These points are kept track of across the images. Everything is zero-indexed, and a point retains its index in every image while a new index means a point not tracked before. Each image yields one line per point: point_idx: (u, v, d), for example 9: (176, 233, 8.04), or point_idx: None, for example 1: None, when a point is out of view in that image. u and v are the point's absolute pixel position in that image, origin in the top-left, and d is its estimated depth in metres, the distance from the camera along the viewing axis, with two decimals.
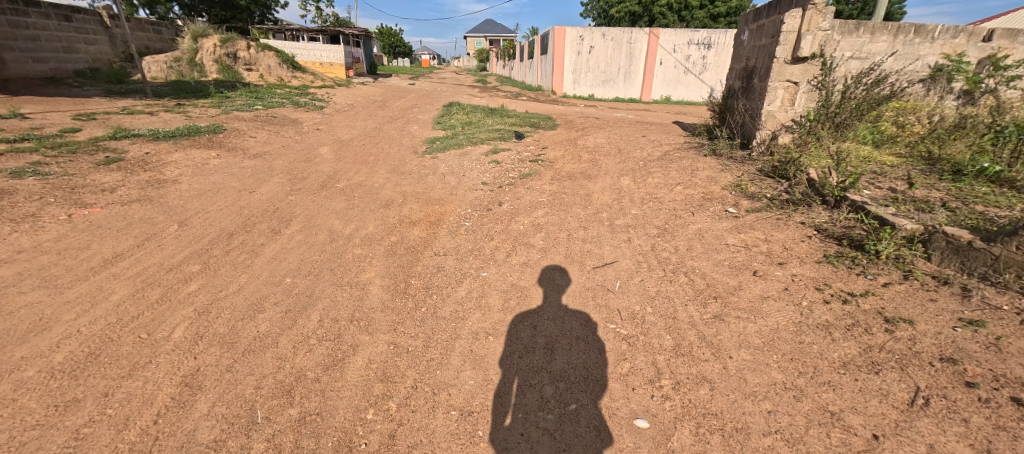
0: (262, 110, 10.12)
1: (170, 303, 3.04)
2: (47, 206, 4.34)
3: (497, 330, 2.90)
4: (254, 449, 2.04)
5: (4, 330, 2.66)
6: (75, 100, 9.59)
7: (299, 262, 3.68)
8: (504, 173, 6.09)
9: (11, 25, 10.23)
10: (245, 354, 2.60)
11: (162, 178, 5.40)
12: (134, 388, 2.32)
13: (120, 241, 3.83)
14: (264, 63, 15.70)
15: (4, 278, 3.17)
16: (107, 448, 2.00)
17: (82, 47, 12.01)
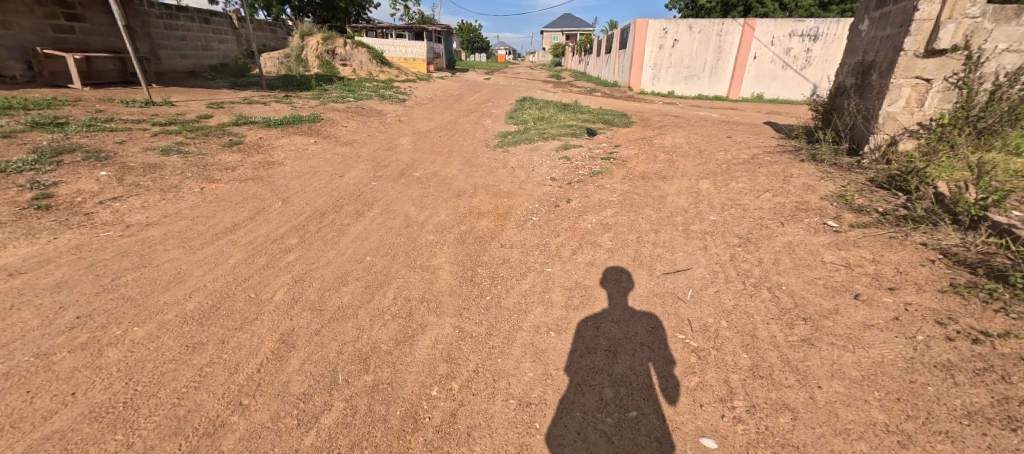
0: (353, 102, 10.94)
1: (273, 269, 3.40)
2: (186, 180, 5.07)
3: (562, 326, 2.87)
4: (334, 407, 2.22)
5: (152, 279, 3.16)
6: (208, 91, 11.06)
7: (378, 242, 3.94)
8: (573, 169, 6.00)
9: (167, 27, 12.02)
10: (329, 322, 2.84)
11: (271, 161, 6.05)
12: (243, 339, 2.63)
13: (236, 212, 4.36)
14: (356, 59, 16.78)
15: (154, 237, 3.75)
16: (221, 387, 2.29)
17: (216, 46, 13.86)
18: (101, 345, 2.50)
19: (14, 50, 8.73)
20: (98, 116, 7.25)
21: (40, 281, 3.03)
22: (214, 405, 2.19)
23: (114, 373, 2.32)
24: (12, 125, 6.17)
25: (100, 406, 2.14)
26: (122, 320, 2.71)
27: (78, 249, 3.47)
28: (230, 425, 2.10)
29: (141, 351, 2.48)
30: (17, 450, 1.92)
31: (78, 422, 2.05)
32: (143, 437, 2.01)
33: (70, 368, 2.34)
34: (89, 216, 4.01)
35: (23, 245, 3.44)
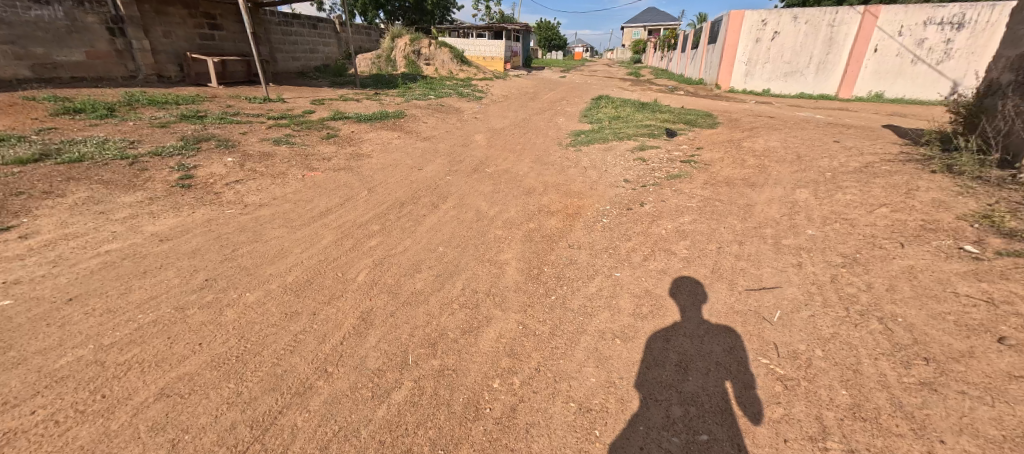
0: (433, 100, 11.41)
1: (357, 252, 3.63)
2: (291, 167, 5.62)
3: (632, 333, 2.73)
4: (403, 386, 2.31)
5: (261, 252, 3.53)
6: (312, 89, 12.21)
7: (450, 234, 4.05)
8: (649, 171, 5.71)
9: (283, 33, 13.43)
10: (403, 305, 2.96)
11: (359, 153, 6.49)
12: (331, 313, 2.84)
13: (330, 199, 4.74)
14: (439, 58, 17.50)
15: (264, 217, 4.21)
16: (311, 354, 2.49)
17: (321, 49, 15.22)
18: (222, 305, 2.85)
19: (170, 55, 10.28)
20: (227, 110, 8.33)
21: (181, 247, 3.54)
22: (304, 369, 2.38)
23: (230, 330, 2.63)
24: (164, 116, 7.30)
25: (218, 357, 2.42)
26: (238, 286, 3.06)
27: (209, 223, 4.00)
28: (316, 388, 2.27)
29: (250, 314, 2.78)
30: (159, 384, 2.23)
31: (202, 368, 2.34)
32: (249, 389, 2.24)
33: (198, 322, 2.68)
34: (218, 196, 4.61)
35: (171, 217, 4.06)
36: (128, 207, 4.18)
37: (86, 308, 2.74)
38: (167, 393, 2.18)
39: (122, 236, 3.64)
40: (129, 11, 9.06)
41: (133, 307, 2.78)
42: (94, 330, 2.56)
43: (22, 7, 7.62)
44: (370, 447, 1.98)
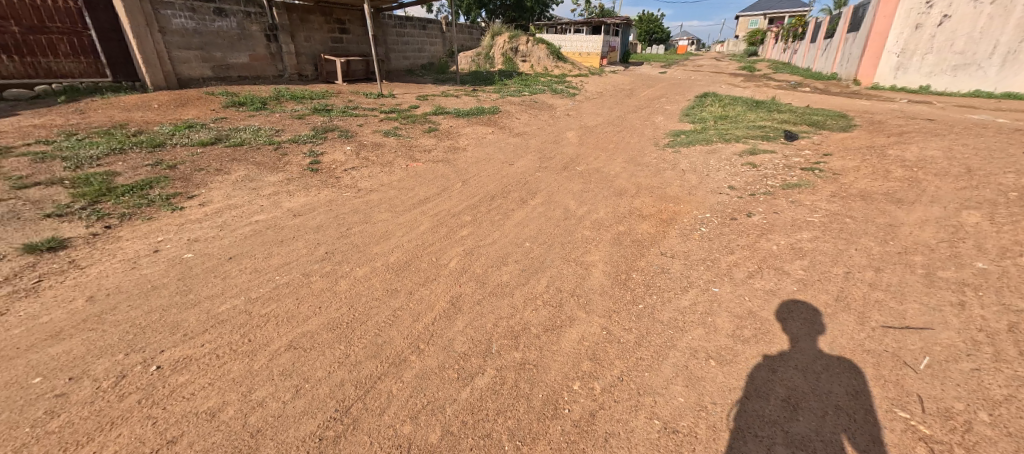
0: (528, 96, 11.56)
1: (449, 240, 3.82)
2: (398, 157, 6.09)
3: (730, 356, 2.49)
4: (486, 373, 2.38)
5: (370, 233, 3.90)
6: (418, 85, 13.13)
7: (537, 230, 4.07)
8: (760, 178, 5.16)
9: (397, 34, 14.58)
10: (490, 295, 3.05)
11: (456, 146, 6.82)
12: (426, 294, 3.03)
13: (428, 188, 5.05)
14: (536, 55, 17.63)
15: (373, 201, 4.63)
16: (407, 330, 2.68)
17: (429, 48, 16.27)
18: (337, 276, 3.20)
19: (308, 56, 11.75)
20: (348, 104, 9.31)
21: (308, 223, 4.04)
22: (400, 343, 2.57)
23: (341, 298, 2.94)
24: (301, 109, 8.40)
25: (332, 321, 2.72)
26: (350, 261, 3.41)
27: (330, 203, 4.51)
28: (409, 362, 2.43)
29: (358, 287, 3.08)
30: (287, 337, 2.57)
31: (319, 329, 2.64)
32: (354, 353, 2.48)
33: (318, 288, 3.05)
34: (338, 180, 5.17)
35: (302, 196, 4.65)
36: (272, 185, 4.89)
37: (239, 266, 3.27)
38: (293, 346, 2.51)
39: (266, 209, 4.28)
40: (281, 20, 10.66)
41: (272, 269, 3.25)
42: (244, 285, 3.04)
43: (207, 18, 9.26)
44: (452, 425, 2.08)
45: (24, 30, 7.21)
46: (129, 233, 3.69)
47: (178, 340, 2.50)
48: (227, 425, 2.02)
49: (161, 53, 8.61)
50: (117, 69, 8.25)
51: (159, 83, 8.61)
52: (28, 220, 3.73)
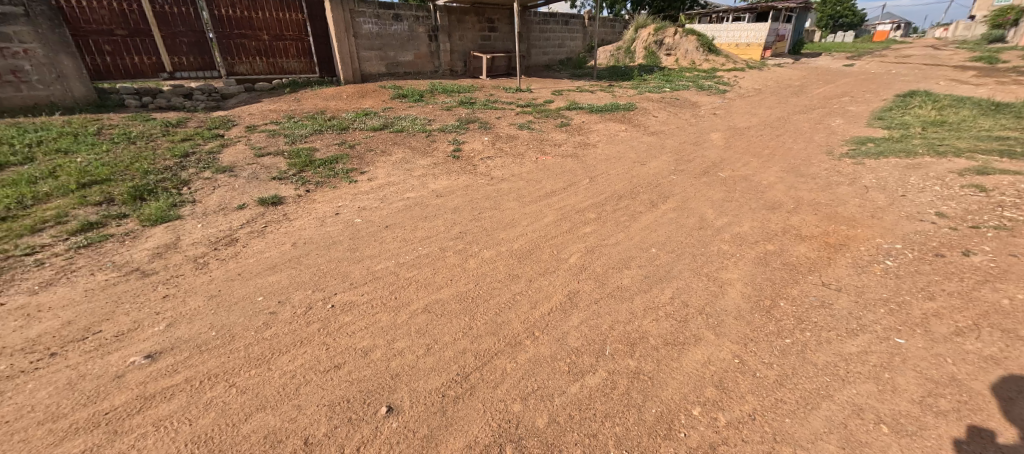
0: (670, 93, 10.86)
1: (573, 235, 3.86)
2: (529, 150, 6.32)
3: (915, 428, 2.00)
4: (597, 374, 2.37)
5: (498, 218, 4.16)
6: (555, 80, 13.33)
7: (666, 237, 3.84)
8: (990, 207, 4.04)
9: (541, 30, 14.97)
10: (608, 296, 3.01)
11: (588, 142, 6.79)
12: (544, 284, 3.13)
13: (556, 182, 5.14)
14: (683, 48, 16.42)
15: (504, 189, 4.91)
16: (524, 315, 2.81)
17: (570, 43, 16.36)
18: (467, 254, 3.51)
19: (460, 54, 12.82)
20: (490, 98, 9.94)
21: (448, 204, 4.48)
22: (517, 326, 2.71)
23: (468, 274, 3.23)
24: (450, 102, 9.26)
25: (460, 294, 3.01)
26: (479, 242, 3.70)
27: (467, 188, 4.92)
28: (523, 345, 2.56)
29: (484, 267, 3.33)
30: (423, 301, 2.93)
31: (449, 299, 2.95)
32: (476, 326, 2.71)
33: (451, 263, 3.38)
34: (475, 168, 5.60)
35: (445, 180, 5.16)
36: (423, 168, 5.53)
37: (391, 234, 3.81)
38: (428, 310, 2.84)
39: (416, 189, 4.86)
40: (442, 21, 11.86)
41: (416, 241, 3.71)
42: (394, 250, 3.54)
43: (387, 23, 10.80)
44: (559, 416, 2.12)
45: (270, 39, 9.55)
46: (320, 197, 4.58)
47: (345, 287, 3.06)
48: (375, 364, 2.40)
49: (352, 54, 10.38)
50: (323, 67, 10.41)
51: (349, 79, 10.47)
52: (262, 181, 4.94)
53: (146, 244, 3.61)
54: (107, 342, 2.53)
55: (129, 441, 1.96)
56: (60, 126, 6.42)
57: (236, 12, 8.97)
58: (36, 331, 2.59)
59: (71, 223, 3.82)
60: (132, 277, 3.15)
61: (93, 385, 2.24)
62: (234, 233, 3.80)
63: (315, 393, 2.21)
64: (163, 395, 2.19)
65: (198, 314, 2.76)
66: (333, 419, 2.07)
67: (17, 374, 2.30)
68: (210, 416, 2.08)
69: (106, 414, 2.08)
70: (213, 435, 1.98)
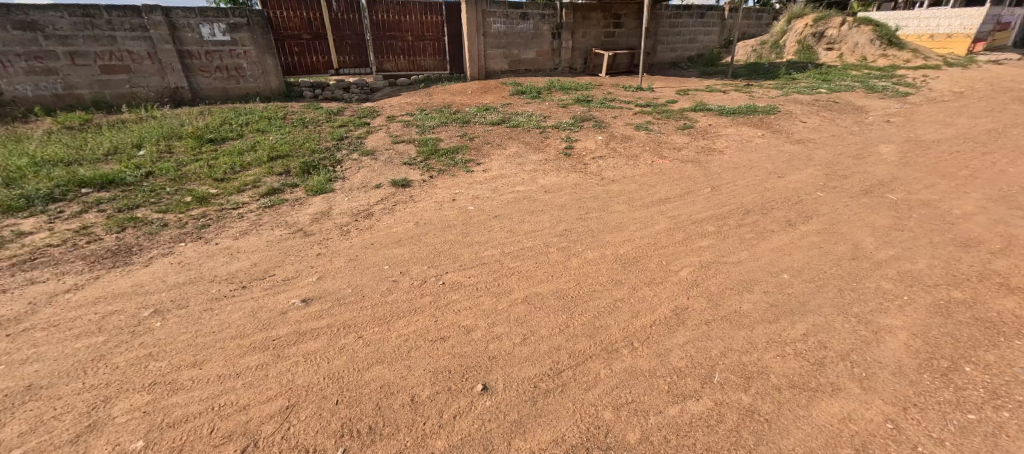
0: (827, 94, 9.32)
1: (686, 247, 3.52)
2: (645, 152, 5.96)
3: None
4: (700, 401, 2.11)
5: (606, 220, 4.00)
6: (682, 78, 12.39)
7: (804, 264, 3.29)
8: None
9: (671, 25, 13.97)
10: (723, 320, 2.66)
11: (714, 147, 6.17)
12: (649, 294, 2.91)
13: (673, 188, 4.76)
14: (852, 40, 13.81)
15: (613, 191, 4.70)
16: (624, 322, 2.64)
17: (703, 38, 14.98)
18: (570, 253, 3.43)
19: (582, 51, 12.59)
20: (607, 96, 9.64)
21: (555, 200, 4.45)
22: (616, 332, 2.55)
23: (570, 272, 3.16)
24: (566, 99, 9.21)
25: (560, 290, 2.95)
26: (584, 242, 3.59)
27: (575, 186, 4.83)
28: (620, 353, 2.40)
29: (587, 268, 3.22)
30: (521, 292, 2.93)
31: (549, 293, 2.92)
32: (573, 325, 2.61)
33: (553, 259, 3.34)
34: (585, 166, 5.48)
35: (554, 176, 5.13)
36: (533, 163, 5.58)
37: (499, 224, 3.91)
38: (526, 301, 2.84)
39: (525, 183, 4.93)
40: (567, 19, 11.77)
41: (522, 233, 3.74)
42: (498, 240, 3.62)
43: (514, 22, 11.12)
44: (653, 435, 1.93)
45: (414, 39, 10.51)
46: (441, 183, 4.91)
47: (455, 267, 3.23)
48: (475, 343, 2.47)
49: (481, 52, 10.94)
50: (453, 64, 11.14)
51: (474, 76, 11.08)
52: (395, 165, 5.47)
53: (307, 210, 4.26)
54: (276, 284, 3.04)
55: (285, 365, 2.31)
56: (257, 111, 7.95)
57: (389, 16, 10.07)
58: (235, 267, 3.25)
59: (262, 188, 4.72)
60: (299, 234, 3.76)
61: (268, 316, 2.71)
62: (370, 208, 4.27)
63: (421, 359, 2.35)
64: (312, 334, 2.55)
65: (340, 273, 3.17)
66: (434, 385, 2.18)
67: (221, 297, 2.90)
68: (343, 359, 2.35)
69: (271, 341, 2.49)
70: (340, 376, 2.23)
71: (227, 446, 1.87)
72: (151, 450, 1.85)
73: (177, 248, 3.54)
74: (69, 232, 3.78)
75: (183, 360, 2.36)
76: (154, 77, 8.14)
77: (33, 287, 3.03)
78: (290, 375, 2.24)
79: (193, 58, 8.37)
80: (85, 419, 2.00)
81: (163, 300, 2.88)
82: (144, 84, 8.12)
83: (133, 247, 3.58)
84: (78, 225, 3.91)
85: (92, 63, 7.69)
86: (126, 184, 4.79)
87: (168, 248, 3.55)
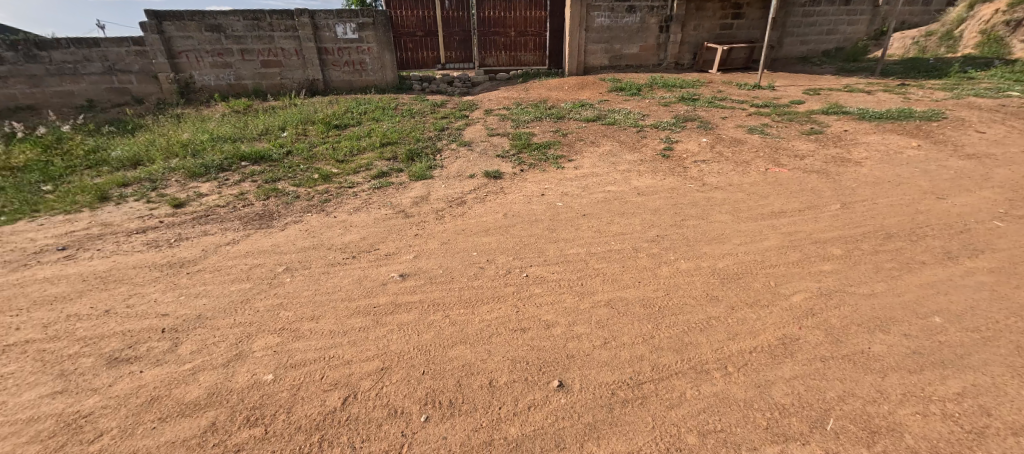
0: (1016, 99, 7.55)
1: (800, 268, 3.12)
2: (758, 159, 5.40)
3: None
4: (806, 445, 1.80)
5: (706, 230, 3.70)
6: (811, 77, 10.92)
7: (965, 307, 2.68)
8: None
9: (804, 14, 12.29)
10: (845, 358, 2.26)
11: (848, 157, 5.36)
12: (750, 316, 2.62)
13: (789, 201, 4.24)
14: None
15: (716, 199, 4.34)
16: (718, 343, 2.41)
17: (843, 28, 12.85)
18: (662, 260, 3.24)
19: (691, 45, 11.66)
20: (717, 95, 8.88)
21: (649, 204, 4.24)
22: (708, 352, 2.34)
23: (659, 281, 2.99)
24: (669, 97, 8.68)
25: (646, 298, 2.81)
26: (677, 251, 3.37)
27: (672, 191, 4.54)
28: (710, 375, 2.19)
29: (680, 277, 3.03)
30: (606, 295, 2.84)
31: (635, 300, 2.79)
32: (659, 337, 2.47)
33: (643, 264, 3.19)
34: (685, 170, 5.13)
35: (649, 178, 4.89)
36: (628, 163, 5.37)
37: (587, 223, 3.83)
38: (610, 304, 2.75)
39: (618, 183, 4.76)
40: (678, 10, 10.91)
41: (610, 235, 3.63)
42: (587, 239, 3.55)
43: (620, 16, 10.72)
44: None
45: (516, 34, 10.72)
46: (532, 178, 4.96)
47: (540, 262, 3.24)
48: (554, 339, 2.46)
49: (581, 47, 10.77)
50: (552, 59, 11.13)
51: (572, 71, 10.96)
52: (490, 157, 5.65)
53: (409, 193, 4.59)
54: (379, 258, 3.32)
55: (382, 331, 2.53)
56: (373, 102, 8.76)
57: (495, 13, 10.39)
58: (347, 239, 3.63)
59: (373, 171, 5.19)
60: (401, 215, 4.07)
61: (370, 285, 2.98)
62: (463, 196, 4.47)
63: (501, 347, 2.40)
64: (406, 307, 2.75)
65: (433, 254, 3.37)
66: (512, 373, 2.22)
67: (335, 263, 3.26)
68: (430, 334, 2.50)
69: (372, 308, 2.74)
70: (428, 350, 2.37)
71: (332, 393, 2.10)
72: (277, 384, 2.16)
73: (306, 218, 4.06)
74: (231, 196, 4.55)
75: (304, 313, 2.70)
76: (298, 70, 9.35)
77: (206, 238, 3.70)
78: (386, 340, 2.45)
79: (328, 54, 9.44)
80: (233, 349, 2.40)
81: (293, 260, 3.32)
82: (291, 76, 9.38)
83: (274, 213, 4.18)
84: (237, 191, 4.69)
85: (255, 59, 9.09)
86: (272, 159, 5.60)
87: (299, 217, 4.08)
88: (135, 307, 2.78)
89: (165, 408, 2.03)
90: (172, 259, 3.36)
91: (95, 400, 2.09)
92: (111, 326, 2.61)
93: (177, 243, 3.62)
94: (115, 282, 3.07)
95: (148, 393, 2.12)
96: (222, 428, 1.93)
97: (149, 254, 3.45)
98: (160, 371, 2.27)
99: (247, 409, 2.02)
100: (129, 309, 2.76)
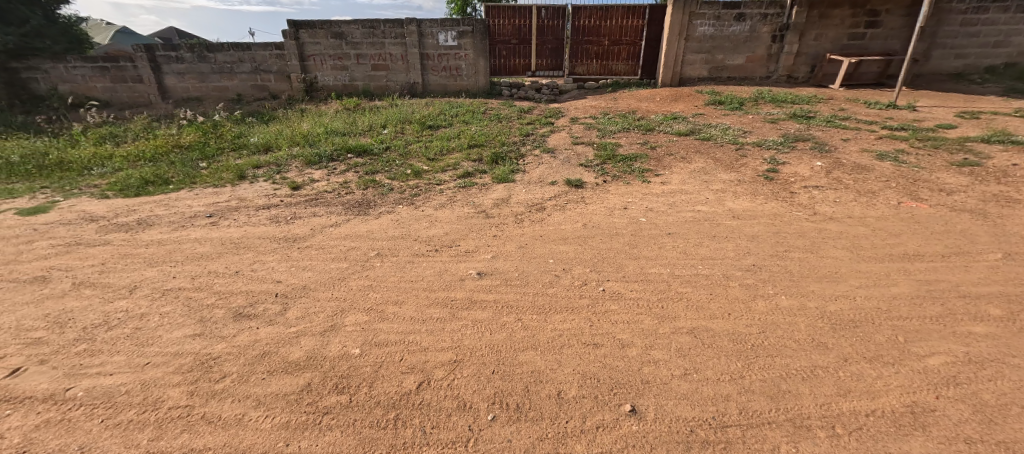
0: None
1: (938, 326, 2.62)
2: (887, 190, 4.68)
3: None
4: None
5: (814, 265, 3.28)
6: (968, 97, 9.20)
7: None
8: None
9: (964, 22, 10.40)
10: (997, 443, 1.84)
11: (1015, 197, 4.42)
12: (867, 373, 2.26)
13: (927, 243, 3.60)
14: None
15: (830, 231, 3.83)
16: (824, 397, 2.11)
17: (1018, 40, 10.53)
18: (758, 293, 2.94)
19: (810, 57, 10.47)
20: (838, 113, 7.89)
21: (745, 228, 3.88)
22: (810, 406, 2.06)
23: (753, 316, 2.71)
24: (778, 113, 7.89)
25: (735, 333, 2.56)
26: (777, 284, 3.03)
27: (774, 217, 4.12)
28: (812, 432, 1.92)
29: (778, 316, 2.71)
30: (690, 323, 2.64)
31: (723, 333, 2.56)
32: (749, 378, 2.23)
33: (735, 295, 2.92)
34: (792, 195, 4.62)
35: (747, 201, 4.47)
36: (723, 182, 4.97)
37: (671, 243, 3.61)
38: (694, 333, 2.55)
39: (710, 203, 4.42)
40: (798, 19, 9.86)
41: (697, 258, 3.38)
42: (672, 260, 3.35)
43: (726, 24, 9.99)
44: None
45: (610, 43, 10.53)
46: (615, 190, 4.81)
47: (618, 277, 3.12)
48: (629, 360, 2.34)
49: (678, 57, 10.25)
50: (646, 69, 10.75)
51: (666, 82, 10.46)
52: (573, 165, 5.58)
53: (492, 195, 4.70)
54: (460, 254, 3.44)
55: (458, 325, 2.61)
56: (466, 105, 9.14)
57: (590, 22, 10.30)
58: (432, 232, 3.81)
59: (460, 170, 5.41)
60: (482, 215, 4.18)
61: (448, 279, 3.09)
62: (544, 202, 4.47)
63: (572, 359, 2.34)
64: (480, 304, 2.81)
65: (508, 256, 3.41)
66: (582, 388, 2.15)
67: (419, 254, 3.44)
68: (502, 335, 2.52)
69: (449, 301, 2.85)
70: (500, 350, 2.40)
71: (408, 377, 2.21)
72: (363, 359, 2.33)
73: (396, 209, 4.35)
74: (337, 184, 5.03)
75: (389, 296, 2.89)
76: (403, 72, 10.09)
77: (314, 219, 4.13)
78: (460, 334, 2.52)
79: (430, 59, 10.05)
80: (329, 321, 2.63)
81: (384, 247, 3.57)
82: (396, 78, 10.15)
83: (370, 202, 4.54)
84: (343, 180, 5.18)
85: (368, 62, 9.97)
86: (374, 153, 6.10)
87: (391, 207, 4.38)
88: (257, 272, 3.19)
89: (274, 364, 2.29)
90: (287, 234, 3.80)
91: (223, 346, 2.43)
92: (239, 285, 3.02)
93: (292, 221, 4.09)
94: (244, 248, 3.55)
95: (262, 348, 2.40)
96: (315, 390, 2.12)
97: (271, 227, 3.93)
98: (272, 329, 2.56)
99: (337, 377, 2.20)
100: (253, 272, 3.18)
